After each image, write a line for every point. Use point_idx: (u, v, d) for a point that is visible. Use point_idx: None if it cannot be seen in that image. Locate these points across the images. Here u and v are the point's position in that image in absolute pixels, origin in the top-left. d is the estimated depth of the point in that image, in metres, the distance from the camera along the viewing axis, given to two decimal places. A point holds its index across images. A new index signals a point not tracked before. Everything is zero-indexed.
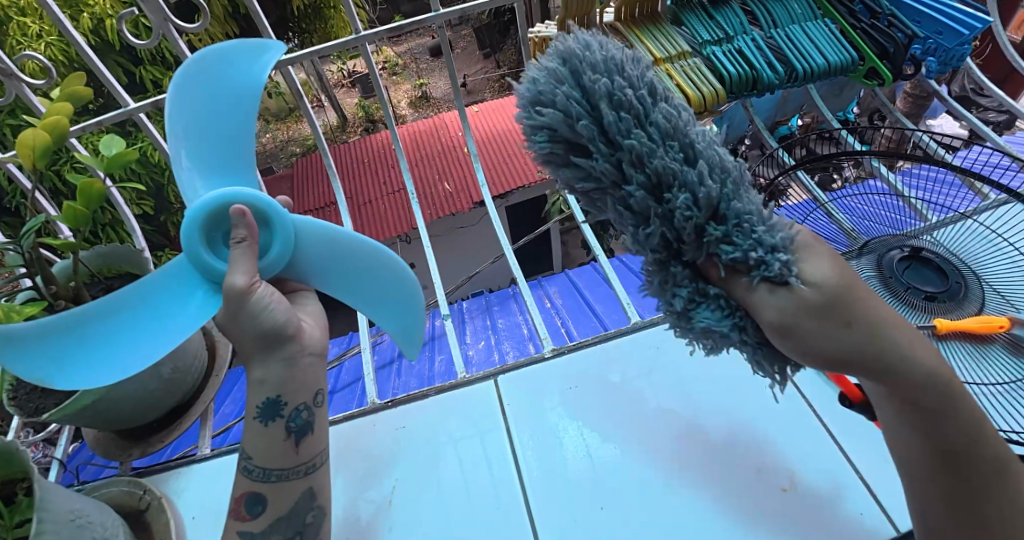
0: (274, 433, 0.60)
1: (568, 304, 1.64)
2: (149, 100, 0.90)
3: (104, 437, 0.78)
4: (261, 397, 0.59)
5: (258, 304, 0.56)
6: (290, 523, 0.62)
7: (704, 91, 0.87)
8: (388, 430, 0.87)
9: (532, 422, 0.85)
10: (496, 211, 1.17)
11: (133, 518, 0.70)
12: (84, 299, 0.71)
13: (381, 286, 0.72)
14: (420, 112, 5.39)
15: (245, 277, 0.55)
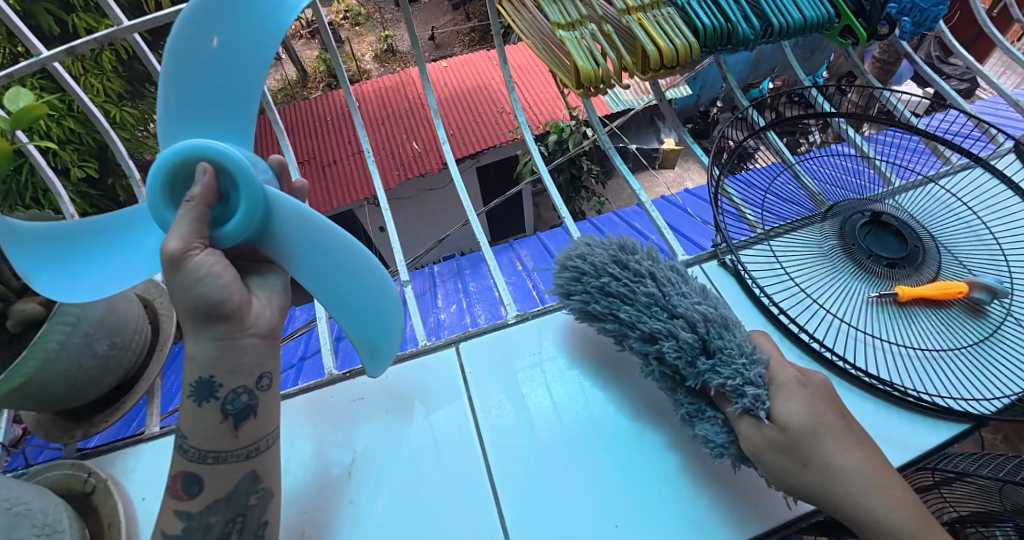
0: (206, 415, 0.58)
1: (539, 267, 1.63)
2: (63, 47, 0.79)
3: (43, 418, 0.73)
4: (194, 376, 0.58)
5: (194, 270, 0.55)
6: (231, 504, 0.59)
7: (678, 43, 0.80)
8: (344, 398, 0.84)
9: (492, 389, 0.83)
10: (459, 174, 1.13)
11: (78, 501, 0.67)
12: None
13: (354, 281, 0.65)
14: (386, 67, 5.14)
15: (178, 241, 0.54)
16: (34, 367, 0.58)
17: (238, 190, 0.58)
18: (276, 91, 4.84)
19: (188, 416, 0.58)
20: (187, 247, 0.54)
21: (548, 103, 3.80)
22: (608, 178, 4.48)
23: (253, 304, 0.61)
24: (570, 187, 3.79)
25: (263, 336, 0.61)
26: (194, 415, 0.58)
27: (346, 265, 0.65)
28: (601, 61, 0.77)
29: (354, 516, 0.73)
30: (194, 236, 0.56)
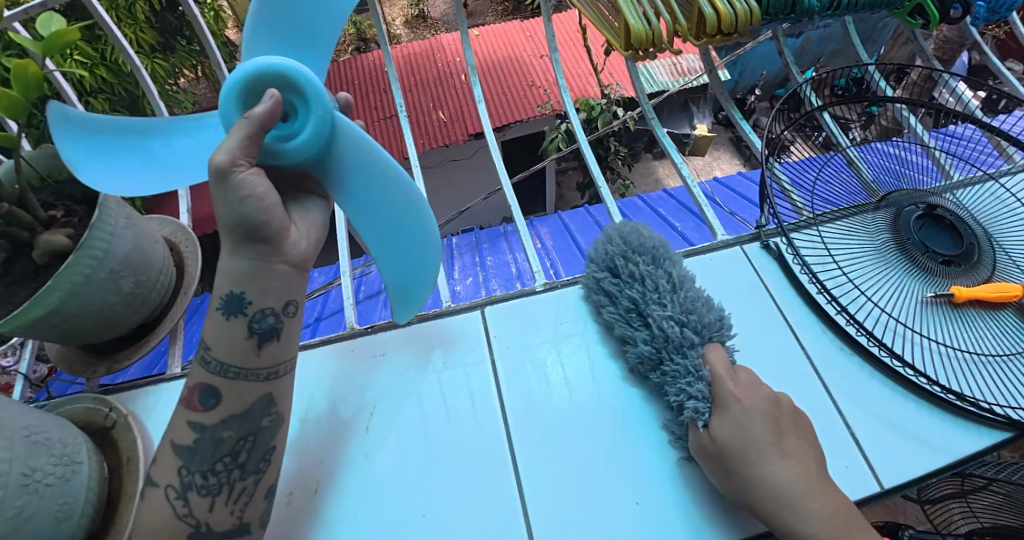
0: (235, 328, 0.59)
1: (559, 245, 1.59)
2: None
3: (68, 352, 0.74)
4: (227, 289, 0.58)
5: (238, 188, 0.54)
6: (243, 423, 0.60)
7: (739, 7, 0.75)
8: (362, 355, 0.83)
9: (516, 359, 0.82)
10: (494, 139, 1.05)
11: (99, 434, 0.67)
12: (30, 204, 0.62)
13: (398, 226, 0.70)
14: (416, 33, 5.04)
15: (230, 155, 0.53)
16: (60, 298, 0.58)
17: (304, 114, 0.58)
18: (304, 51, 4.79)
19: (218, 329, 0.59)
20: (237, 161, 0.54)
21: (579, 79, 3.69)
22: (635, 161, 4.37)
23: (291, 231, 0.61)
24: (595, 168, 3.71)
25: (294, 265, 0.62)
26: (223, 329, 0.59)
27: (395, 211, 0.69)
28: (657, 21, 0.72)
29: (368, 468, 0.73)
30: (246, 153, 0.55)
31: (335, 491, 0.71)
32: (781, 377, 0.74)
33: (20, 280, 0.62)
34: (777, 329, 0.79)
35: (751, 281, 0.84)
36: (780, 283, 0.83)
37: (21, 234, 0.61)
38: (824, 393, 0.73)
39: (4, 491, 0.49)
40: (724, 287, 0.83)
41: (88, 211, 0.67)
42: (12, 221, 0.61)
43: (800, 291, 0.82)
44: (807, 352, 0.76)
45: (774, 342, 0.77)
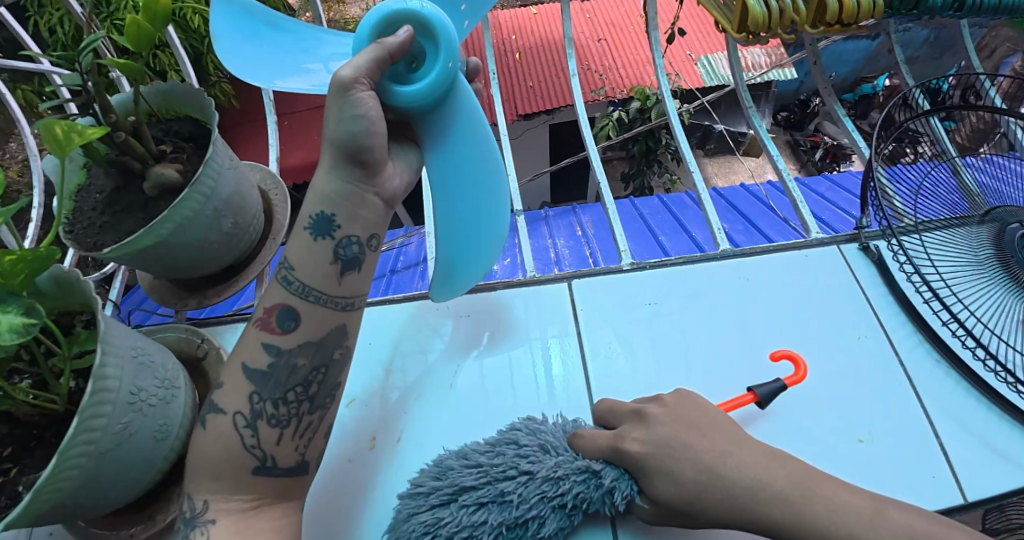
0: (321, 251, 0.60)
1: (600, 233, 1.53)
2: None
3: (161, 285, 0.78)
4: (315, 210, 0.60)
5: (354, 107, 0.55)
6: (317, 353, 0.62)
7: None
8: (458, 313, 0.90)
9: (602, 330, 0.85)
10: (585, 108, 1.05)
11: (190, 363, 0.71)
12: (143, 135, 0.65)
13: (472, 204, 0.74)
14: None
15: (354, 73, 0.55)
16: (169, 231, 0.61)
17: (432, 61, 0.60)
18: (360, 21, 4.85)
19: (303, 250, 0.60)
20: (361, 80, 0.55)
21: (637, 66, 3.58)
22: (686, 157, 4.25)
23: (386, 167, 0.63)
24: (645, 159, 3.62)
25: (383, 199, 0.64)
26: (308, 249, 0.60)
27: (474, 189, 0.73)
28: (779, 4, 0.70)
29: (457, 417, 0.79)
30: (369, 75, 0.56)
31: (416, 435, 0.78)
32: (873, 378, 0.74)
33: (130, 210, 0.65)
34: (872, 332, 0.78)
35: (847, 283, 0.83)
36: (877, 288, 0.83)
37: (134, 165, 0.64)
38: (914, 399, 0.72)
39: (118, 402, 0.53)
40: (820, 286, 0.84)
41: (194, 149, 0.69)
42: (129, 151, 0.63)
43: (897, 294, 0.81)
44: (901, 359, 0.75)
45: (870, 344, 0.77)
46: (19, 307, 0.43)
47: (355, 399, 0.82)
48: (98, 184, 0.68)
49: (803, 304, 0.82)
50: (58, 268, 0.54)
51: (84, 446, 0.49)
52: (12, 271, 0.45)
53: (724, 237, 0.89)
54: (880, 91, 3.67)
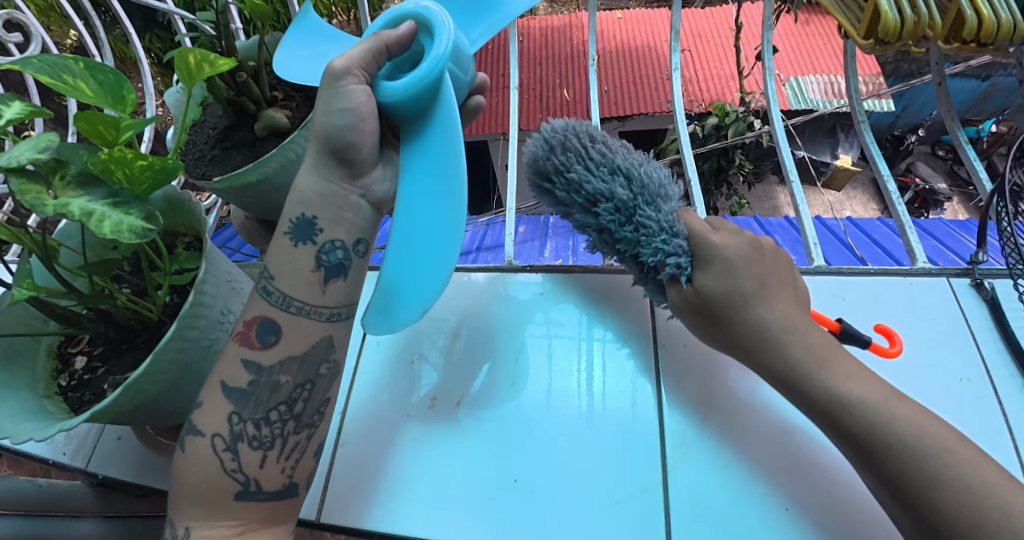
0: (302, 258, 0.59)
1: None
2: None
3: (253, 226, 0.85)
4: (296, 214, 0.59)
5: (345, 95, 0.57)
6: (303, 367, 0.60)
7: (1006, 16, 0.66)
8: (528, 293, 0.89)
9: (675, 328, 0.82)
10: (685, 114, 1.02)
11: None
12: (261, 80, 0.69)
13: (424, 236, 0.59)
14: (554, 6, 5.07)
15: (344, 63, 0.56)
16: (271, 171, 0.65)
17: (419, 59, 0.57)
18: None
19: (286, 254, 0.59)
20: (349, 70, 0.57)
21: (719, 81, 3.48)
22: (758, 182, 4.08)
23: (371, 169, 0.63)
24: (714, 178, 3.51)
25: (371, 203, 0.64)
26: (290, 256, 0.59)
27: (434, 216, 0.59)
28: (910, 10, 0.65)
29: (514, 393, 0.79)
30: (363, 68, 0.58)
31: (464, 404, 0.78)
32: (971, 423, 0.68)
33: (239, 147, 0.70)
34: (977, 377, 0.71)
35: (955, 320, 0.76)
36: (989, 331, 0.75)
37: (249, 106, 0.69)
38: (1014, 453, 0.66)
39: (209, 319, 0.57)
40: (923, 317, 0.77)
41: (303, 99, 0.74)
42: (246, 92, 0.68)
43: (1013, 345, 0.73)
44: (1006, 410, 0.69)
45: (974, 387, 0.71)
46: (140, 212, 0.44)
47: (418, 362, 0.83)
48: (211, 120, 0.73)
49: (901, 334, 0.76)
50: (171, 189, 0.58)
51: (175, 353, 0.53)
52: (137, 176, 0.44)
53: (821, 253, 0.85)
54: (986, 134, 3.37)
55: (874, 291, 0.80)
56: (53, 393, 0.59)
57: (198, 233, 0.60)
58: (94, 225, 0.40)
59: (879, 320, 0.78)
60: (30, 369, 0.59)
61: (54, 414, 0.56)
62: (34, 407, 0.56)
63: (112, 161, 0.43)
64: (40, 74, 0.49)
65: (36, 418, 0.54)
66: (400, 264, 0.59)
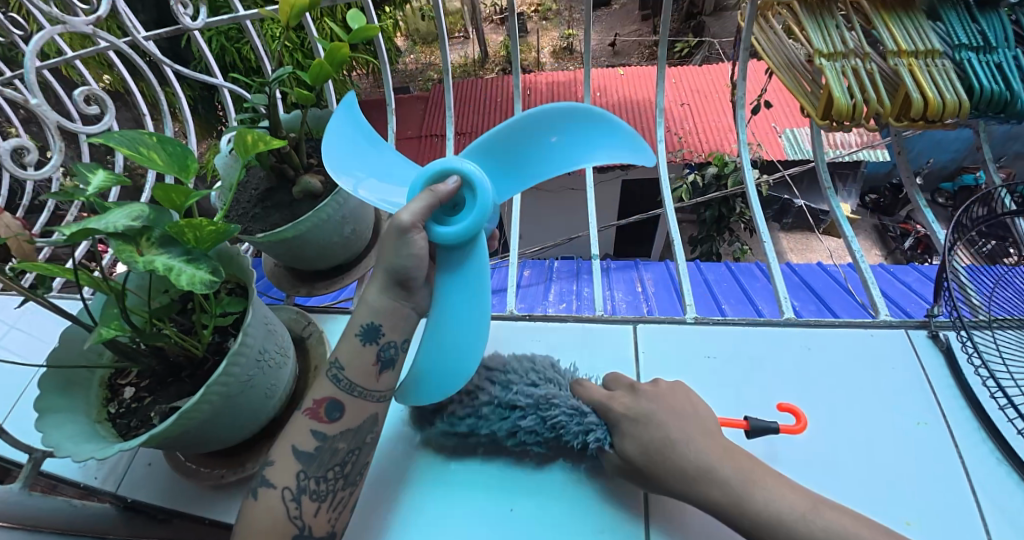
0: (366, 355, 0.69)
1: (661, 293, 1.57)
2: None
3: (283, 274, 0.95)
4: (366, 321, 0.70)
5: (410, 246, 0.66)
6: (354, 437, 0.69)
7: (947, 98, 0.76)
8: (528, 340, 0.96)
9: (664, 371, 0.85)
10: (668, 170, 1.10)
11: (297, 340, 0.89)
12: (302, 149, 0.81)
13: (454, 339, 0.73)
14: (561, 64, 5.39)
15: (410, 217, 0.64)
16: (305, 228, 0.74)
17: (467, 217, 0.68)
18: (458, 69, 5.41)
19: (354, 349, 0.69)
20: (415, 224, 0.64)
21: (717, 134, 3.64)
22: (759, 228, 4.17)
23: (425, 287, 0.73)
24: (715, 225, 3.60)
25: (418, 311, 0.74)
26: (357, 352, 0.69)
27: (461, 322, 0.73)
28: (860, 97, 0.75)
29: (512, 435, 0.82)
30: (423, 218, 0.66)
31: (461, 444, 0.82)
32: (927, 463, 0.72)
33: (278, 207, 0.80)
34: (933, 419, 0.76)
35: (911, 367, 0.81)
36: (944, 377, 0.80)
37: (289, 171, 0.80)
38: (971, 492, 0.69)
39: (248, 358, 0.64)
40: (881, 362, 0.83)
41: None
42: (287, 160, 0.79)
43: (965, 390, 0.78)
44: (963, 452, 0.72)
45: (930, 429, 0.75)
46: (208, 266, 0.53)
47: None
48: (254, 181, 0.84)
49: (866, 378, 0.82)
50: (224, 245, 0.67)
51: (218, 386, 0.61)
52: (205, 237, 0.54)
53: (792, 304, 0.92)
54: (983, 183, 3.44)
55: (842, 339, 0.86)
56: (104, 419, 0.66)
57: (242, 282, 0.69)
58: (174, 277, 0.49)
59: (845, 366, 0.83)
60: (85, 396, 0.66)
61: (106, 437, 0.62)
62: (89, 431, 0.62)
63: (187, 226, 0.52)
64: (122, 146, 0.60)
65: (92, 441, 0.60)
66: (432, 354, 0.73)
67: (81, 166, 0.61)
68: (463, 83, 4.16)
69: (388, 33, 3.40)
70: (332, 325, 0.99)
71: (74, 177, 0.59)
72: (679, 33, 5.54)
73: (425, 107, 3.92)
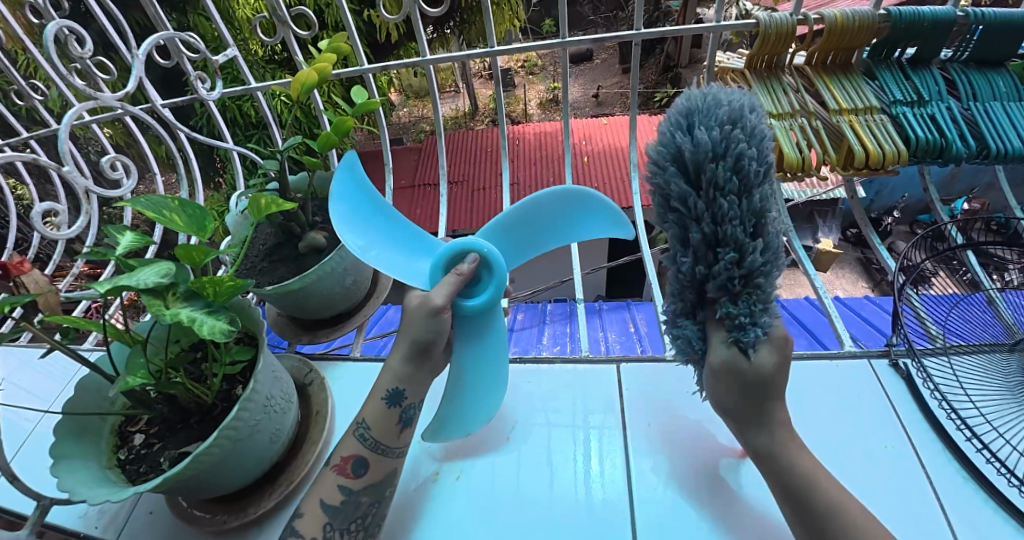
0: (390, 416, 0.74)
1: (653, 333, 1.62)
2: (381, 66, 1.19)
3: (286, 324, 1.00)
4: (389, 387, 0.75)
5: (437, 323, 0.73)
6: (375, 491, 0.73)
7: (886, 148, 0.86)
8: (525, 384, 1.02)
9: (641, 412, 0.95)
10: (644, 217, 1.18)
11: (299, 386, 0.93)
12: (308, 209, 0.88)
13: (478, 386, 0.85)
14: (548, 115, 5.67)
15: (442, 298, 0.72)
16: (310, 280, 0.81)
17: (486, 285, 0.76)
18: (449, 122, 5.64)
19: (379, 411, 0.74)
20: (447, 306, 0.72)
21: None
22: None
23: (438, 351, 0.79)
24: None
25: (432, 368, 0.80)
26: (382, 414, 0.74)
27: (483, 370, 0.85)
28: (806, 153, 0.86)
29: (509, 476, 0.88)
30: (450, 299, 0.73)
31: (460, 485, 0.87)
32: (898, 483, 0.76)
33: (284, 261, 0.87)
34: (898, 443, 0.80)
35: (876, 395, 0.87)
36: (908, 403, 0.85)
37: (295, 229, 0.87)
38: (939, 511, 0.72)
39: (256, 404, 0.69)
40: (848, 391, 0.88)
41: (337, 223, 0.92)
42: (293, 219, 0.86)
43: (929, 415, 0.83)
44: (929, 474, 0.76)
45: (897, 453, 0.79)
46: (226, 318, 0.59)
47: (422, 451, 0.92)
48: (261, 237, 0.91)
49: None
50: (237, 299, 0.73)
51: (228, 430, 0.65)
52: (223, 291, 0.61)
53: None
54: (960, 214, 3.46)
55: (819, 371, 0.91)
56: (114, 465, 0.68)
57: (252, 333, 0.75)
58: (196, 328, 0.55)
59: (820, 397, 0.88)
60: (96, 443, 0.69)
61: (116, 482, 0.65)
62: (100, 476, 0.65)
63: (210, 282, 0.59)
64: (148, 210, 0.67)
65: (103, 485, 0.63)
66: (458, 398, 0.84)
67: (111, 228, 0.68)
68: (455, 135, 4.35)
69: (383, 90, 3.59)
70: (331, 371, 1.03)
71: (105, 238, 0.66)
72: (657, 84, 5.86)
73: (418, 158, 4.08)
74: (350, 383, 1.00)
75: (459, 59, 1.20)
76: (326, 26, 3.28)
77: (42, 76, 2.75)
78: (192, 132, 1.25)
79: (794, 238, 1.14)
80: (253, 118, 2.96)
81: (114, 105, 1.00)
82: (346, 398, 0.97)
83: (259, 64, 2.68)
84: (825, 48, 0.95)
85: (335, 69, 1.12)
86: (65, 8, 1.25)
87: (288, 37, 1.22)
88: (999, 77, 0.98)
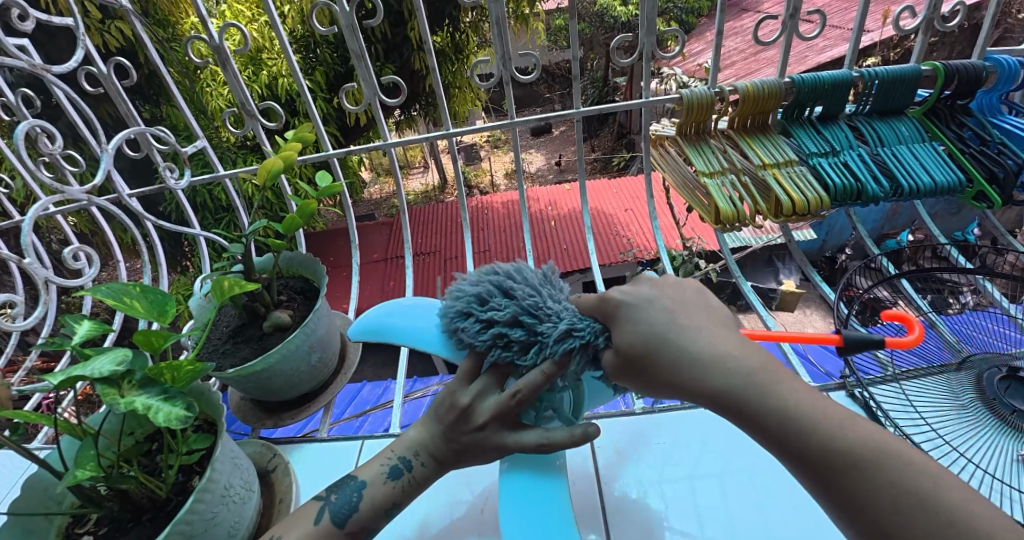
0: None
1: None
2: (344, 150, 1.25)
3: (250, 408, 0.97)
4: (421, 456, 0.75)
5: (498, 439, 0.63)
6: None
7: (809, 196, 0.96)
8: None
9: (618, 466, 0.97)
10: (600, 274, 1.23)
11: (262, 473, 0.89)
12: (273, 289, 0.90)
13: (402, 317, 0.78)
14: (512, 184, 5.94)
15: (530, 441, 0.62)
16: (274, 359, 0.81)
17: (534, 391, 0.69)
18: (419, 196, 5.84)
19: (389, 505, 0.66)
20: (489, 426, 0.63)
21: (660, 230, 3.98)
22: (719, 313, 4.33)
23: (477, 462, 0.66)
24: None
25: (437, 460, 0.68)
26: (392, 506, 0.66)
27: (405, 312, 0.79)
28: (735, 207, 0.96)
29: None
30: (524, 448, 0.62)
31: None
32: None
33: (248, 341, 0.87)
34: None
35: None
36: None
37: (260, 308, 0.89)
38: None
39: (214, 493, 0.66)
40: None
41: (302, 300, 0.94)
42: (258, 300, 0.88)
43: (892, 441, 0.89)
44: None
45: None
46: (183, 404, 0.58)
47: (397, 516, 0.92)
48: (225, 321, 0.91)
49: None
50: (197, 381, 0.73)
51: (183, 524, 0.62)
52: (182, 375, 0.62)
53: None
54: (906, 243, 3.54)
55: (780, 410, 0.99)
56: None
57: (213, 417, 0.73)
58: (152, 415, 0.54)
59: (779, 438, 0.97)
60: None
61: None
62: None
63: (167, 366, 0.61)
64: (108, 297, 0.68)
65: None
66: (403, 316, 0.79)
67: (68, 317, 0.68)
68: (425, 207, 4.47)
69: (352, 169, 3.72)
70: (297, 454, 1.00)
71: (62, 327, 0.66)
72: (613, 149, 6.25)
73: (389, 232, 4.14)
74: (317, 466, 0.97)
75: (421, 142, 1.27)
76: (297, 113, 3.45)
77: (9, 172, 2.78)
78: (157, 219, 1.26)
79: (742, 279, 1.20)
80: (223, 201, 3.00)
81: (80, 197, 1.01)
82: (313, 481, 0.94)
83: (230, 151, 2.78)
84: (744, 112, 1.07)
85: (301, 155, 1.17)
86: (37, 107, 1.28)
87: (256, 128, 1.28)
88: (901, 124, 1.10)
